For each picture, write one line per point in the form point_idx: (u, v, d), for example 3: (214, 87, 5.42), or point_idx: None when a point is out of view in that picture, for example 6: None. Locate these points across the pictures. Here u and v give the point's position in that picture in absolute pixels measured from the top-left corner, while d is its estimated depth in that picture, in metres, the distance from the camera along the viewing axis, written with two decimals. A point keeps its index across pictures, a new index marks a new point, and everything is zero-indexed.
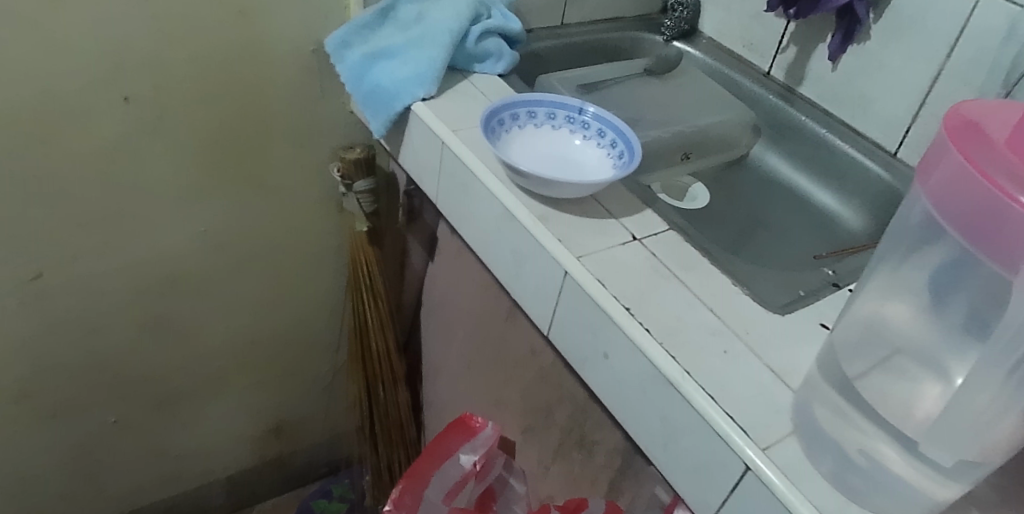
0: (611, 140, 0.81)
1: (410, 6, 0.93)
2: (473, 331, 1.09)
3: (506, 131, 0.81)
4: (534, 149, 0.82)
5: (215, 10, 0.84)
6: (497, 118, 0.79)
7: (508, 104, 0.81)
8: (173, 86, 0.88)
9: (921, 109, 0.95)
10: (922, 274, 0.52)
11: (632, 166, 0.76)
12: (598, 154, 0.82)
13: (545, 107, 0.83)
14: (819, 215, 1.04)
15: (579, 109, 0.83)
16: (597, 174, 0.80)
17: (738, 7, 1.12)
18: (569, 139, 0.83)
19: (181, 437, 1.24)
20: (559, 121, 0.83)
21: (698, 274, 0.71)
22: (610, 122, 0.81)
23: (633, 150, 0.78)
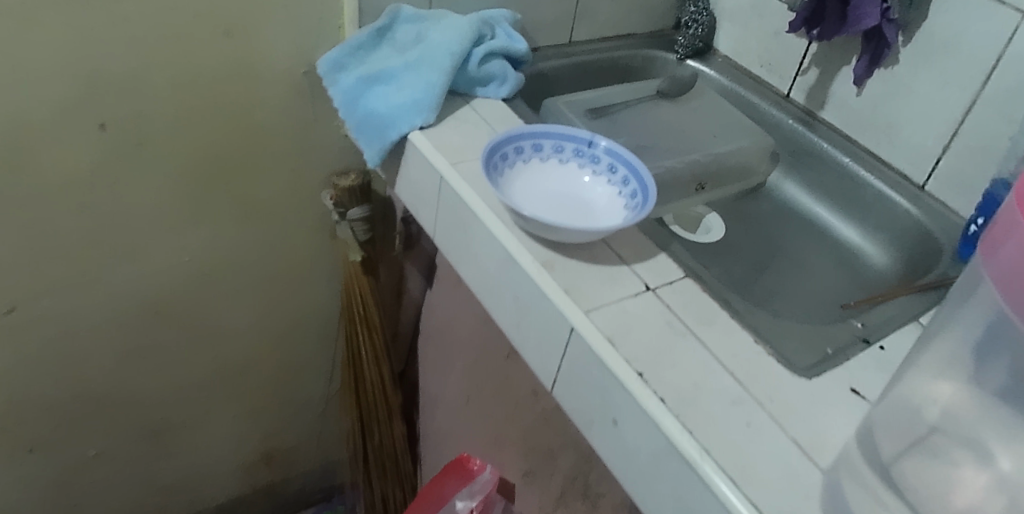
0: (623, 176, 0.75)
1: (408, 26, 0.87)
2: (473, 366, 1.04)
3: (509, 166, 0.75)
4: (539, 186, 0.76)
5: (194, 32, 0.79)
6: (499, 152, 0.73)
7: (512, 137, 0.75)
8: (153, 112, 0.82)
9: (953, 140, 0.88)
10: (967, 347, 0.47)
11: (646, 208, 0.70)
12: (609, 191, 0.76)
13: (552, 139, 0.77)
14: (841, 249, 0.98)
15: (589, 142, 0.77)
16: (607, 215, 0.74)
17: (757, 25, 1.05)
18: (577, 174, 0.77)
19: (167, 468, 1.19)
20: (567, 155, 0.78)
21: (717, 330, 0.65)
22: (623, 157, 0.75)
23: (647, 190, 0.72)
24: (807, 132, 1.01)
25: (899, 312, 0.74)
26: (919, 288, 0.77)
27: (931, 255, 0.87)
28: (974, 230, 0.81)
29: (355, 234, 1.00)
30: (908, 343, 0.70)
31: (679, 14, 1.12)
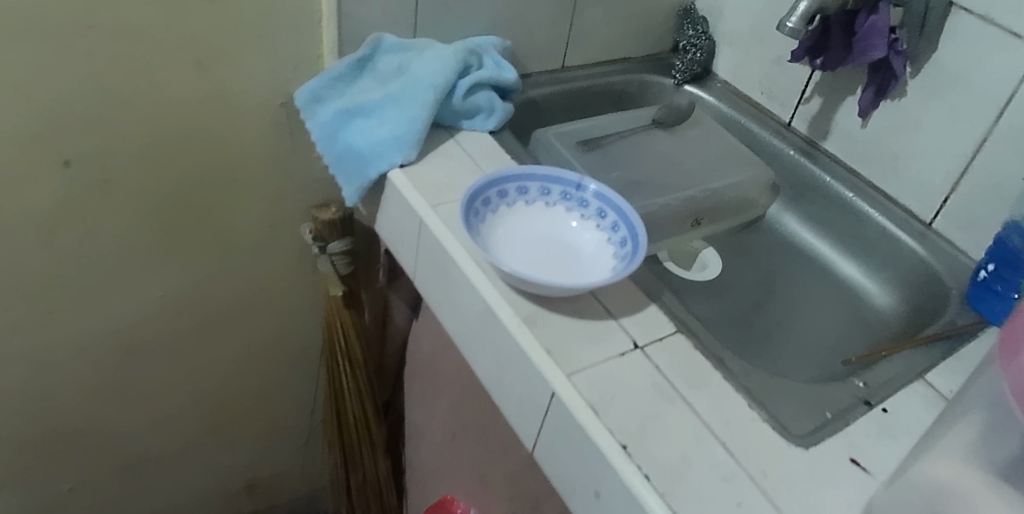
0: (612, 222, 0.71)
1: (391, 56, 0.83)
2: (458, 404, 1.00)
3: (492, 211, 0.71)
4: (523, 232, 0.72)
5: (163, 66, 0.75)
6: (481, 197, 0.69)
7: (495, 181, 0.71)
8: (121, 145, 0.78)
9: (962, 178, 0.84)
10: (973, 442, 0.45)
11: (636, 259, 0.66)
12: (597, 237, 0.72)
13: (538, 182, 0.73)
14: (843, 288, 0.93)
15: (577, 184, 0.73)
16: (595, 264, 0.70)
17: (757, 50, 1.01)
18: (565, 218, 0.73)
19: (147, 500, 1.16)
20: (554, 197, 0.74)
21: (708, 393, 0.61)
22: (613, 202, 0.71)
23: (637, 239, 0.68)
24: (809, 164, 0.97)
25: (903, 369, 0.69)
26: (925, 340, 0.73)
27: (938, 299, 0.82)
28: (983, 276, 0.77)
29: (336, 268, 0.97)
30: (913, 404, 0.66)
31: (678, 36, 1.08)
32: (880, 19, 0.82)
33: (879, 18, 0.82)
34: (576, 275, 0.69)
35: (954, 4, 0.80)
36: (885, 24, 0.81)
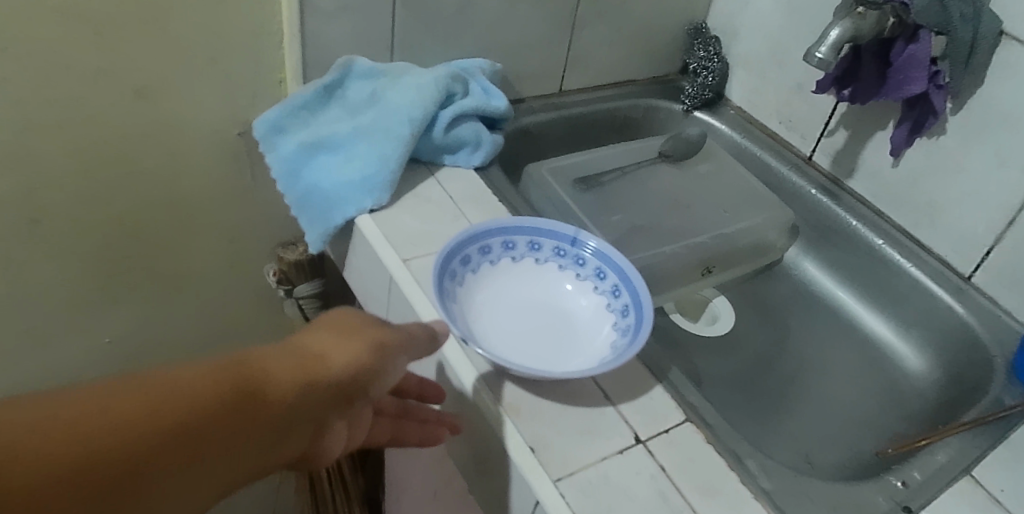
0: (613, 285, 0.62)
1: (362, 82, 0.73)
2: (436, 465, 0.90)
3: (473, 271, 0.61)
4: (508, 297, 0.62)
5: (97, 93, 0.66)
6: (459, 256, 0.59)
7: (476, 235, 0.61)
8: (52, 183, 0.69)
9: (1009, 230, 0.74)
10: None
11: (639, 334, 0.56)
12: (595, 302, 0.62)
13: (526, 235, 0.63)
14: (868, 346, 0.84)
15: (572, 239, 0.63)
16: (591, 335, 0.61)
17: (775, 76, 0.91)
18: (557, 277, 0.64)
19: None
20: (546, 253, 0.64)
21: (722, 503, 0.51)
22: (613, 262, 0.61)
23: (641, 307, 0.59)
24: (832, 206, 0.87)
25: (946, 462, 0.59)
26: (970, 425, 0.62)
27: (980, 368, 0.72)
28: None
29: (304, 310, 0.87)
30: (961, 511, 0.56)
31: (687, 57, 0.98)
32: (920, 49, 0.71)
33: (918, 48, 0.71)
34: (570, 352, 0.60)
35: (1005, 34, 0.70)
36: (926, 55, 0.71)
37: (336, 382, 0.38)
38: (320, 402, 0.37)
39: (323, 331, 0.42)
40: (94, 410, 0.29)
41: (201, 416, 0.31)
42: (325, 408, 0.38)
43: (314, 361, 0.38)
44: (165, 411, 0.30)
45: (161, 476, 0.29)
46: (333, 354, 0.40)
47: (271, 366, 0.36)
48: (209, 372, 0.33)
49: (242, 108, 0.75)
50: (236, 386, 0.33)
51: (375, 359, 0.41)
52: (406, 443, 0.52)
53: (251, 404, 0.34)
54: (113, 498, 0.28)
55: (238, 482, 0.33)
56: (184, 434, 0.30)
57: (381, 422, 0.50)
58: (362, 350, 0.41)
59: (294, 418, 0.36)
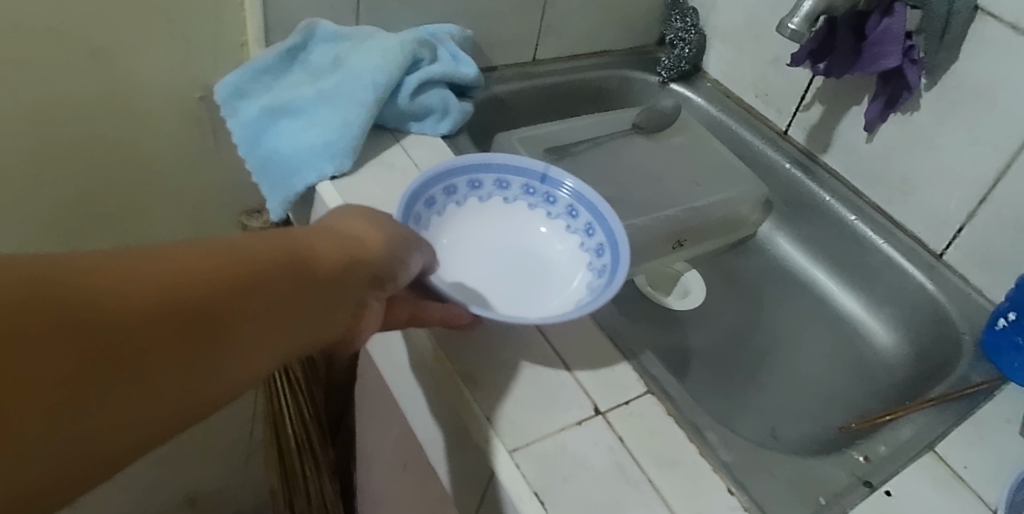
0: (586, 224, 0.61)
1: (325, 46, 0.71)
2: (406, 435, 0.90)
3: (438, 212, 0.59)
4: (473, 240, 0.61)
5: (50, 54, 0.64)
6: (423, 198, 0.57)
7: (442, 175, 0.59)
8: (5, 145, 0.67)
9: (981, 207, 0.73)
10: None
11: (616, 274, 0.56)
12: (569, 245, 0.61)
13: (494, 172, 0.61)
14: (838, 321, 0.84)
15: (542, 176, 0.62)
16: (564, 279, 0.60)
17: (752, 49, 0.89)
18: (527, 217, 0.63)
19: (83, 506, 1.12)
20: (515, 192, 0.63)
21: (680, 475, 0.51)
22: (587, 199, 0.60)
23: (616, 245, 0.58)
24: (806, 180, 0.86)
25: (910, 438, 0.59)
26: (936, 402, 0.62)
27: (949, 345, 0.72)
28: (1003, 325, 0.66)
29: None
30: (922, 487, 0.55)
31: (664, 29, 0.96)
32: (894, 23, 0.70)
33: (893, 22, 0.70)
34: (544, 297, 0.59)
35: (981, 9, 0.68)
36: (901, 30, 0.69)
37: (372, 261, 0.38)
38: (360, 279, 0.36)
39: (350, 219, 0.40)
40: (157, 258, 0.27)
41: (259, 272, 0.30)
42: (364, 286, 0.37)
43: (349, 242, 0.37)
44: (226, 263, 0.29)
45: (233, 323, 0.28)
46: (361, 234, 0.39)
47: (312, 241, 0.35)
48: (257, 237, 0.32)
49: (203, 73, 0.73)
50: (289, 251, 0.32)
51: (397, 247, 0.41)
52: (429, 319, 0.49)
53: (299, 268, 0.32)
54: (193, 340, 0.26)
55: (295, 351, 0.32)
56: (247, 287, 0.29)
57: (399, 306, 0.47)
58: (386, 238, 0.40)
59: (341, 292, 0.35)
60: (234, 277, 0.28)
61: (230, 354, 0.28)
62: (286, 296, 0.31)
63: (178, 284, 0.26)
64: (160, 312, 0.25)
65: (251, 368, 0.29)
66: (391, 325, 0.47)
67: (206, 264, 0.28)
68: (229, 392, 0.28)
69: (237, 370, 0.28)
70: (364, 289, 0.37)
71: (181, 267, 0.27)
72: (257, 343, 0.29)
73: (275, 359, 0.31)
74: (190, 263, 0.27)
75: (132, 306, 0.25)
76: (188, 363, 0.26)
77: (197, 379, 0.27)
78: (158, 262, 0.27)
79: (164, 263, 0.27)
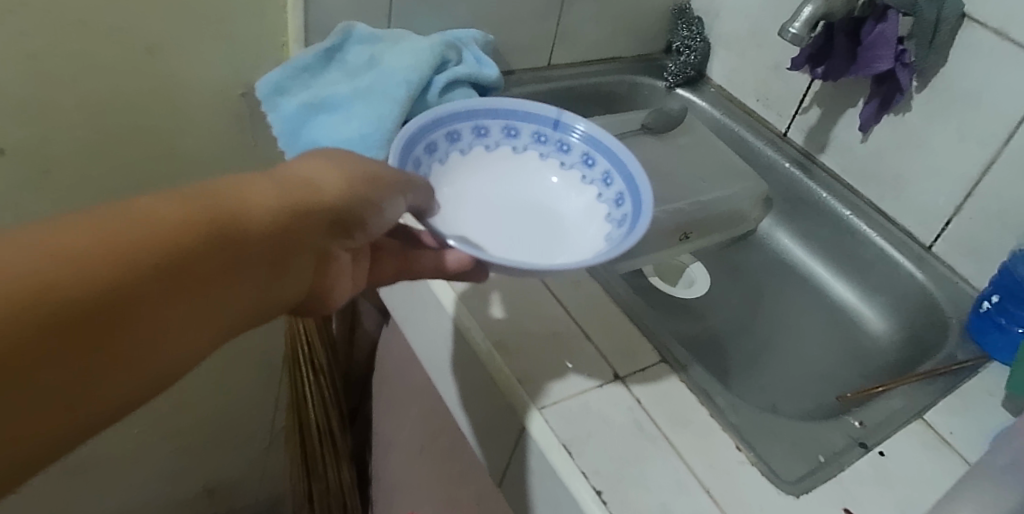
0: (602, 171, 0.65)
1: (361, 47, 0.76)
2: (428, 417, 0.95)
3: (440, 160, 0.63)
4: (480, 189, 0.66)
5: (109, 50, 0.70)
6: (425, 141, 0.61)
7: (444, 120, 0.63)
8: (62, 134, 0.73)
9: (967, 201, 0.79)
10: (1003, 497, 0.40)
11: (634, 218, 0.60)
12: (586, 189, 0.66)
13: (500, 119, 0.67)
14: (836, 309, 0.89)
15: (554, 122, 0.67)
16: (582, 224, 0.65)
17: (754, 56, 0.95)
18: (541, 166, 0.68)
19: (107, 491, 1.16)
20: (525, 140, 0.68)
21: (693, 433, 0.56)
22: (602, 143, 0.65)
23: (634, 185, 0.62)
24: (805, 178, 0.92)
25: (902, 406, 0.64)
26: (924, 376, 0.67)
27: (938, 329, 0.77)
28: (986, 307, 0.71)
29: None
30: (914, 449, 0.60)
31: (671, 37, 1.02)
32: (888, 28, 0.76)
33: (886, 27, 0.76)
34: (561, 243, 0.63)
35: (967, 16, 0.74)
36: (893, 34, 0.76)
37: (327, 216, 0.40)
38: (317, 234, 0.40)
39: (314, 159, 0.43)
40: (114, 241, 0.30)
41: (209, 246, 0.33)
42: (319, 237, 0.40)
43: (307, 189, 0.40)
44: (157, 250, 0.31)
45: (181, 294, 0.32)
46: (324, 179, 0.41)
47: (269, 196, 0.38)
48: (195, 206, 0.34)
49: (245, 69, 0.78)
50: (229, 225, 0.35)
51: (366, 191, 0.43)
52: (420, 270, 0.54)
53: (251, 235, 0.36)
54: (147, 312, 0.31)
55: (247, 307, 0.37)
56: (179, 268, 0.32)
57: (382, 259, 0.53)
58: (354, 182, 0.42)
59: (293, 249, 0.38)
60: (167, 266, 0.32)
61: (170, 334, 0.32)
62: (234, 262, 0.35)
63: (111, 282, 0.29)
64: (103, 301, 0.29)
65: (209, 327, 0.34)
66: (380, 278, 0.54)
67: (154, 244, 0.31)
68: (181, 366, 0.34)
69: (174, 343, 0.33)
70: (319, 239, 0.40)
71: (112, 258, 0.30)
72: (196, 323, 0.34)
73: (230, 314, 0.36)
74: (132, 244, 0.30)
75: (85, 294, 0.28)
76: (135, 338, 0.31)
77: (146, 364, 0.32)
78: (113, 245, 0.30)
79: (115, 246, 0.30)
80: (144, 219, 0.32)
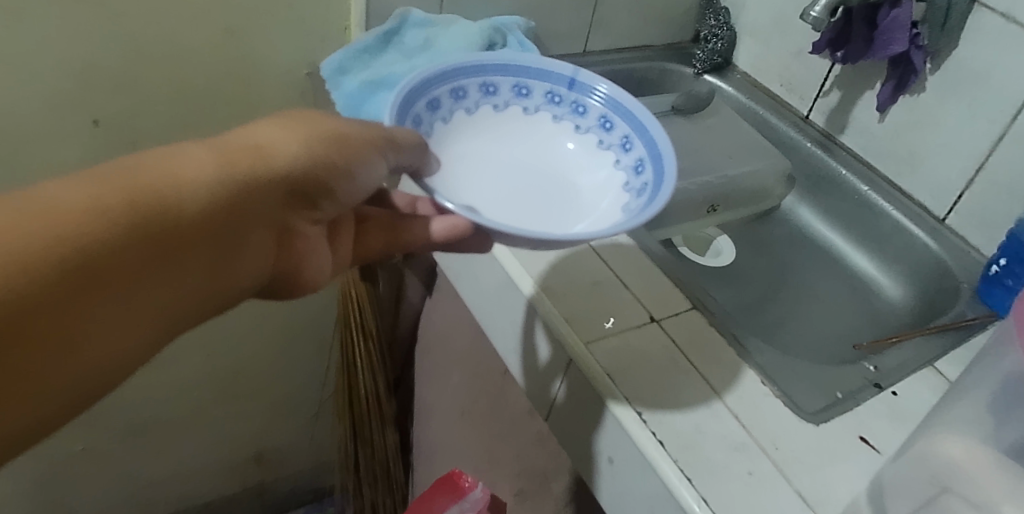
0: (622, 136, 0.69)
1: (416, 30, 0.84)
2: (470, 380, 1.01)
3: (443, 118, 0.67)
4: (491, 152, 0.70)
5: (193, 31, 0.78)
6: (429, 98, 0.65)
7: (451, 77, 0.67)
8: (149, 109, 0.82)
9: (978, 174, 0.84)
10: (985, 404, 0.46)
11: (654, 185, 0.63)
12: (603, 151, 0.70)
13: (510, 78, 0.70)
14: (854, 279, 0.95)
15: (569, 82, 0.70)
16: (598, 191, 0.69)
17: (778, 42, 1.02)
18: (557, 128, 0.72)
19: (166, 452, 1.25)
20: (538, 100, 0.72)
21: (722, 370, 0.63)
22: (621, 105, 0.68)
23: (655, 154, 0.65)
24: (826, 157, 0.98)
25: (915, 355, 0.70)
26: (934, 331, 0.73)
27: (950, 293, 0.83)
28: (995, 271, 0.76)
29: None
30: (926, 391, 0.66)
31: (699, 26, 1.09)
32: (902, 13, 0.82)
33: (901, 12, 0.82)
34: (576, 210, 0.68)
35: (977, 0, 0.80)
36: (907, 19, 0.81)
37: (274, 187, 0.44)
38: (269, 206, 0.44)
39: (268, 126, 0.46)
40: (66, 227, 0.33)
41: (156, 226, 0.37)
42: (272, 207, 0.44)
43: (260, 158, 0.43)
44: (101, 233, 0.34)
45: (132, 272, 0.36)
46: (277, 146, 0.45)
47: (218, 166, 0.41)
48: (134, 185, 0.37)
49: (310, 51, 0.86)
50: (175, 202, 0.38)
51: (322, 158, 0.46)
52: (405, 242, 0.59)
53: (205, 211, 0.39)
54: (104, 287, 0.35)
55: (204, 279, 0.41)
56: (129, 247, 0.36)
57: (370, 231, 0.59)
58: (307, 147, 0.46)
59: (248, 219, 0.42)
60: (110, 254, 0.35)
61: (126, 312, 0.36)
62: (187, 236, 0.38)
63: (70, 264, 0.33)
64: (60, 283, 0.33)
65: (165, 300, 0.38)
66: (368, 248, 0.60)
67: (102, 229, 0.34)
68: (146, 338, 0.38)
69: (137, 312, 0.37)
70: (273, 208, 0.44)
71: (51, 253, 0.32)
72: (149, 300, 0.38)
73: (188, 287, 0.40)
74: (83, 231, 0.34)
75: (43, 278, 0.32)
76: (96, 314, 0.35)
77: (110, 333, 0.36)
78: (63, 230, 0.33)
79: (66, 231, 0.33)
80: (73, 206, 0.34)
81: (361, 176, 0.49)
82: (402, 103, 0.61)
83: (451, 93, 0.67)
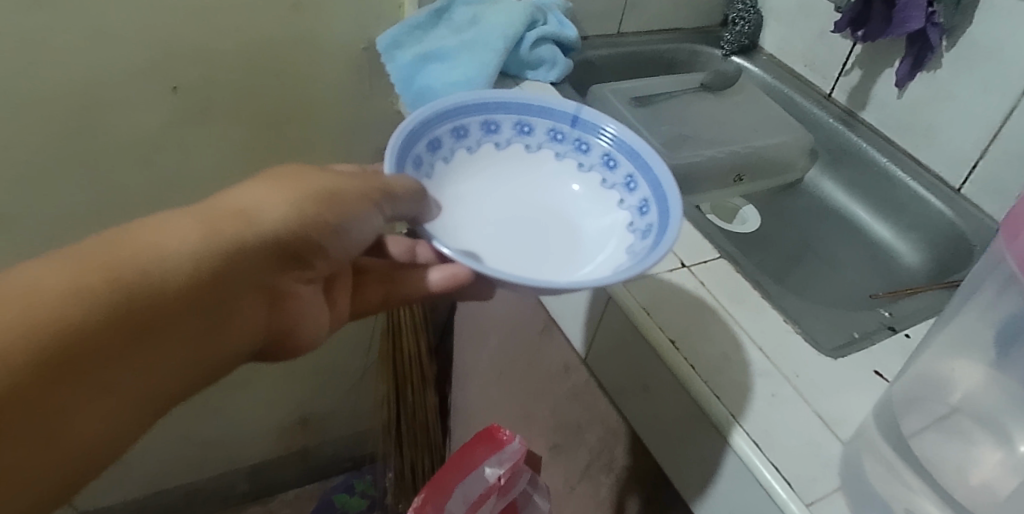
0: (625, 175, 0.68)
1: (465, 8, 0.91)
2: (507, 342, 1.07)
3: (444, 157, 0.66)
4: (488, 194, 0.69)
5: (262, 6, 0.85)
6: (428, 138, 0.64)
7: (453, 116, 0.67)
8: (220, 77, 0.90)
9: (992, 144, 0.89)
10: (983, 326, 0.50)
11: (660, 225, 0.62)
12: (608, 192, 0.69)
13: (512, 115, 0.70)
14: (873, 246, 1.00)
15: (573, 118, 0.70)
16: (601, 233, 0.68)
17: (802, 24, 1.07)
18: (561, 166, 0.72)
19: (221, 412, 1.34)
20: (540, 137, 0.71)
21: (748, 309, 0.69)
22: (626, 144, 0.68)
23: (660, 195, 0.64)
24: (847, 131, 1.03)
25: (928, 304, 0.75)
26: (946, 285, 0.78)
27: (964, 256, 0.88)
28: None
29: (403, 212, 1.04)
30: None
31: (727, 10, 1.15)
32: None
33: None
34: (575, 254, 0.67)
35: None
36: None
37: (254, 252, 0.46)
38: (251, 273, 0.47)
39: (254, 188, 0.48)
40: (45, 316, 0.37)
41: (133, 308, 0.40)
42: (255, 271, 0.47)
43: (242, 224, 0.46)
44: (80, 318, 0.38)
45: (114, 352, 0.39)
46: (260, 211, 0.47)
47: (197, 241, 0.43)
48: (112, 267, 0.40)
49: (365, 27, 0.93)
50: (152, 280, 0.41)
51: (305, 216, 0.48)
52: (398, 291, 0.64)
53: (180, 287, 0.42)
54: (88, 367, 0.38)
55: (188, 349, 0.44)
56: (107, 330, 0.39)
57: (371, 286, 0.64)
58: (291, 206, 0.48)
59: (228, 288, 0.45)
60: (88, 340, 0.38)
61: (113, 383, 0.40)
62: (167, 310, 0.42)
63: (51, 351, 0.37)
64: (42, 371, 0.36)
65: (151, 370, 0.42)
66: (368, 300, 0.64)
67: (79, 317, 0.38)
68: (138, 404, 0.42)
69: (124, 382, 0.41)
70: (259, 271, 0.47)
71: (32, 343, 0.36)
72: (136, 370, 0.41)
73: (173, 356, 0.43)
74: (60, 321, 0.37)
75: (27, 368, 0.36)
76: (82, 392, 0.39)
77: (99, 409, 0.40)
78: (43, 320, 0.37)
79: (46, 320, 0.37)
80: (52, 291, 0.38)
81: (350, 230, 0.52)
82: (403, 142, 0.61)
83: (452, 133, 0.67)
